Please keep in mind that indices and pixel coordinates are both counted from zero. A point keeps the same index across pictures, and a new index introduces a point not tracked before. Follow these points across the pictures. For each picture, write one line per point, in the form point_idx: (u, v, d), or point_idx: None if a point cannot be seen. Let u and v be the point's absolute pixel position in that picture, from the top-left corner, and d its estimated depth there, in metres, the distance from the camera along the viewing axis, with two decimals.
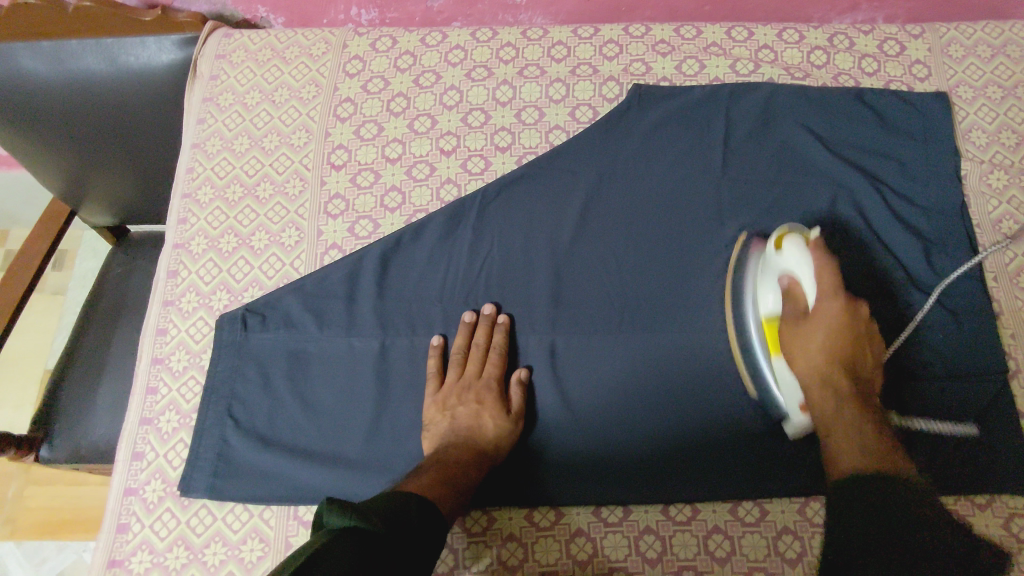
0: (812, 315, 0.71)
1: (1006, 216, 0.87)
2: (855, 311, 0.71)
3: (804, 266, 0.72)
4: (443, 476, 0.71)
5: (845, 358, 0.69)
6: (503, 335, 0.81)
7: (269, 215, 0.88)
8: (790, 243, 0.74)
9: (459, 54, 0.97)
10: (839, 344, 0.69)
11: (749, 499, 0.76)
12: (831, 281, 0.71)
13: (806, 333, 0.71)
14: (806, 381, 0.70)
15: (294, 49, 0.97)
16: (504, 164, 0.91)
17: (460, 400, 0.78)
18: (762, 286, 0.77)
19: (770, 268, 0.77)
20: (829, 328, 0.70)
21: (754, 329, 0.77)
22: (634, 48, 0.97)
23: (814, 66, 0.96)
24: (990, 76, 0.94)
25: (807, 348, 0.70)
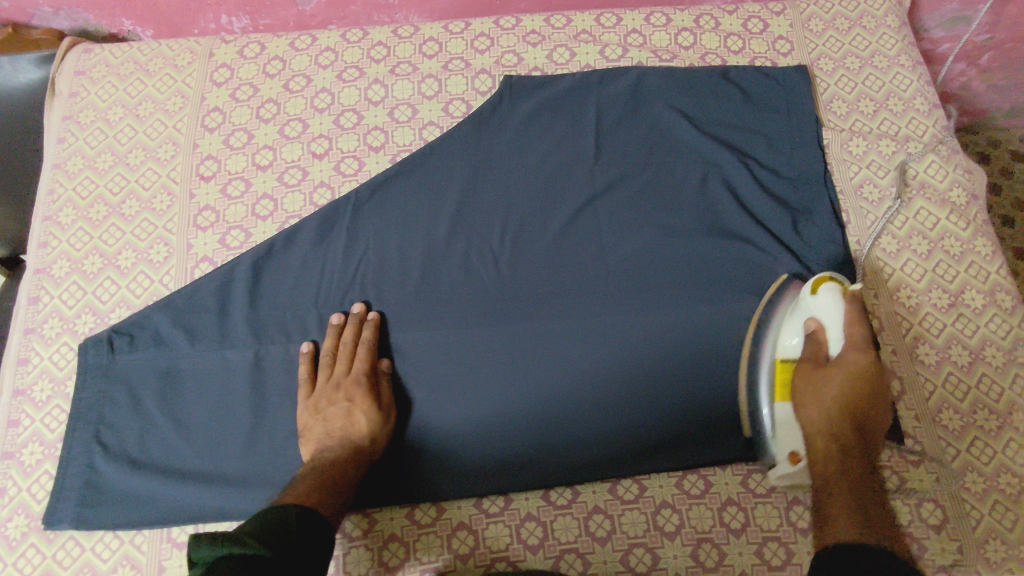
0: (833, 363, 0.72)
1: (866, 181, 0.90)
2: (875, 369, 0.72)
3: (836, 315, 0.73)
4: (321, 479, 0.69)
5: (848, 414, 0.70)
6: (372, 330, 0.80)
7: (135, 233, 0.86)
8: (827, 291, 0.74)
9: (330, 56, 0.96)
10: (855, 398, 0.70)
11: (625, 477, 0.77)
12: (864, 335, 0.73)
13: (819, 380, 0.72)
14: (812, 429, 0.71)
15: (157, 60, 0.95)
16: (378, 164, 0.90)
17: (331, 400, 0.76)
18: (786, 330, 0.77)
19: (797, 313, 0.77)
20: (851, 381, 0.71)
21: (765, 369, 0.78)
22: (505, 39, 0.97)
23: (681, 48, 0.97)
24: (848, 48, 0.98)
25: (817, 396, 0.71)
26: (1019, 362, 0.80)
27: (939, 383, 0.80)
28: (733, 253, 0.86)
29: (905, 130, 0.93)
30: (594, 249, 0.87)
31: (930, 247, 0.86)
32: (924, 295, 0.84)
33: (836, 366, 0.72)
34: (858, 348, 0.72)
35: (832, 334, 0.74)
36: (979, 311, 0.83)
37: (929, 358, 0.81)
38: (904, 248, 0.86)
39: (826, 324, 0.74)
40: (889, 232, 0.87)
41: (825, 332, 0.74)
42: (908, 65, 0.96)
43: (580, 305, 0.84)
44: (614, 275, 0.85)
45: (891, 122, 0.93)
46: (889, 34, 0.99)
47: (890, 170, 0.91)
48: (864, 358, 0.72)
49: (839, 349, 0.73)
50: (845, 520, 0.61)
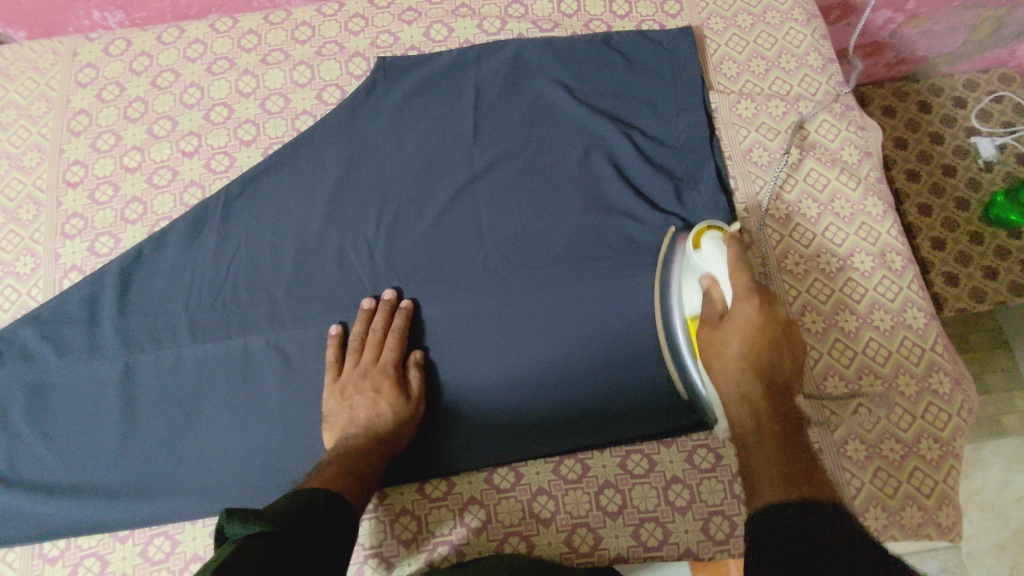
0: (728, 319, 0.65)
1: (756, 145, 0.86)
2: (776, 313, 0.64)
3: (717, 263, 0.68)
4: (344, 466, 0.69)
5: (759, 369, 0.63)
6: (403, 319, 0.78)
7: (1, 245, 0.84)
8: (709, 240, 0.69)
9: (199, 49, 0.92)
10: (756, 352, 0.63)
11: (503, 465, 0.76)
12: (749, 283, 0.64)
13: (724, 337, 0.65)
14: (733, 388, 0.64)
15: (19, 63, 0.92)
16: (250, 158, 0.87)
17: (357, 388, 0.75)
18: (687, 285, 0.73)
19: (691, 268, 0.73)
20: (750, 336, 0.63)
21: (682, 325, 0.74)
22: (380, 19, 0.93)
23: (564, 16, 0.93)
24: (739, 5, 0.93)
25: (724, 353, 0.65)
26: (908, 325, 0.77)
27: (824, 351, 0.77)
28: (614, 229, 0.82)
29: (797, 89, 0.89)
30: (472, 234, 0.84)
31: (820, 212, 0.83)
32: (813, 261, 0.81)
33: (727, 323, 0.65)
34: (749, 297, 0.63)
35: (721, 284, 0.67)
36: (868, 274, 0.80)
37: (816, 327, 0.78)
38: (793, 213, 0.83)
39: (714, 276, 0.68)
40: (778, 197, 0.84)
41: (718, 287, 0.68)
42: (802, 20, 0.92)
43: (461, 292, 0.81)
44: (493, 259, 0.83)
45: (783, 81, 0.89)
46: None
47: (781, 132, 0.87)
48: (773, 308, 0.64)
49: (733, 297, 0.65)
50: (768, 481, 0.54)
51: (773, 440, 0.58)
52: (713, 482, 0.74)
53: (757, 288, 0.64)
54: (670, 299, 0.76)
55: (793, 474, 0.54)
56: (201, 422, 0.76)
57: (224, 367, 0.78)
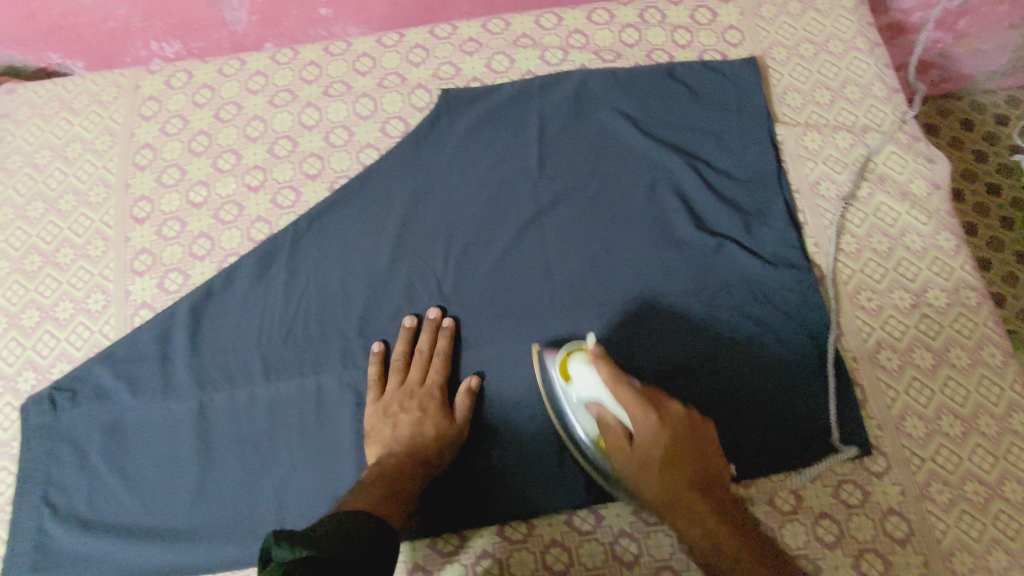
0: (638, 448, 0.67)
1: (823, 178, 0.86)
2: (676, 428, 0.67)
3: (599, 389, 0.69)
4: (388, 485, 0.69)
5: (690, 484, 0.65)
6: (447, 340, 0.80)
7: (71, 282, 0.84)
8: (579, 366, 0.71)
9: (260, 81, 0.92)
10: (681, 469, 0.66)
11: (583, 507, 0.75)
12: (636, 405, 0.66)
13: (644, 471, 0.67)
14: (664, 494, 0.66)
15: (83, 97, 0.92)
16: (316, 193, 0.87)
17: (402, 406, 0.76)
18: (579, 412, 0.73)
19: (572, 397, 0.73)
20: (670, 467, 0.66)
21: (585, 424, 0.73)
22: (441, 50, 0.93)
23: (626, 45, 0.93)
24: (802, 33, 0.93)
25: (652, 490, 0.67)
26: (985, 363, 0.77)
27: (901, 389, 0.77)
28: (684, 263, 0.82)
29: (863, 120, 0.88)
30: (539, 268, 0.83)
31: (891, 246, 0.83)
32: (885, 297, 0.81)
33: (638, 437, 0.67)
34: (645, 412, 0.66)
35: (613, 408, 0.69)
36: (942, 310, 0.79)
37: (892, 364, 0.78)
38: (863, 246, 0.83)
39: (601, 400, 0.70)
40: (847, 231, 0.84)
41: (608, 411, 0.69)
42: (865, 48, 0.91)
43: (533, 329, 0.81)
44: (562, 294, 0.82)
45: (849, 112, 0.89)
46: (845, 16, 0.93)
47: (849, 164, 0.86)
48: (670, 416, 0.67)
49: (631, 425, 0.68)
50: None
51: (738, 546, 0.61)
52: (796, 525, 0.73)
53: (642, 398, 0.67)
54: (557, 395, 0.75)
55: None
56: (277, 461, 0.76)
57: (298, 405, 0.78)
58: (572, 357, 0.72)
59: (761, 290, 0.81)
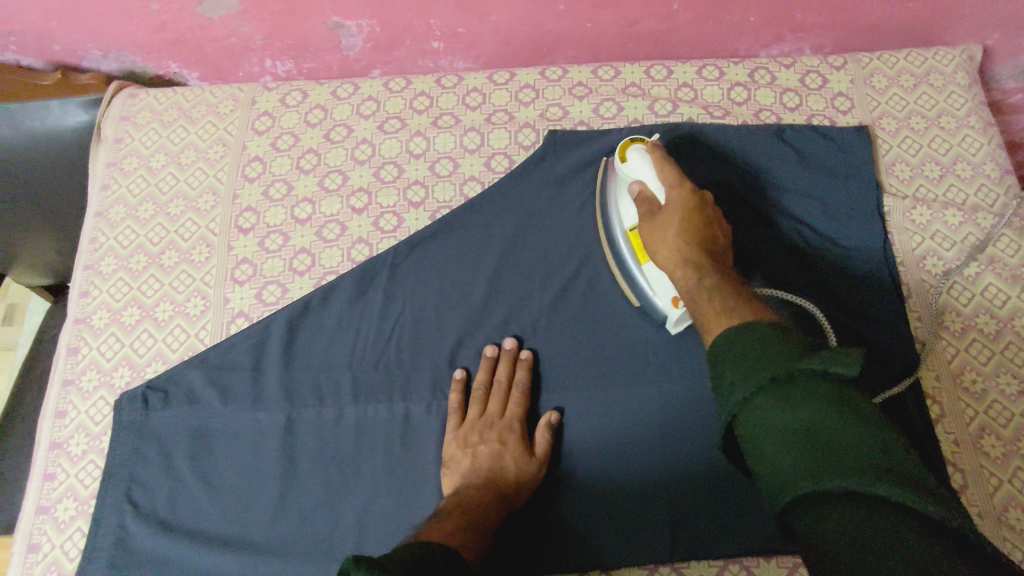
0: (663, 208, 0.72)
1: (931, 253, 0.84)
2: (704, 197, 0.72)
3: (647, 172, 0.75)
4: (464, 519, 0.69)
5: (701, 239, 0.69)
6: (526, 372, 0.79)
7: (173, 284, 0.86)
8: (636, 152, 0.77)
9: (372, 106, 0.94)
10: (692, 226, 0.69)
11: (664, 564, 0.72)
12: (673, 176, 0.73)
13: (658, 224, 0.71)
14: (672, 264, 0.69)
15: (201, 107, 0.95)
16: (418, 220, 0.88)
17: (483, 437, 0.77)
18: (622, 201, 0.79)
19: (621, 183, 0.79)
20: (683, 215, 0.70)
21: (622, 239, 0.80)
22: (550, 91, 0.95)
23: (735, 103, 0.94)
24: (913, 107, 0.93)
25: (663, 236, 0.70)
26: None
27: (1007, 480, 0.73)
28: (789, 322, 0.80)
29: (973, 198, 0.87)
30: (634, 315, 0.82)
31: (1000, 328, 0.80)
32: (992, 381, 0.78)
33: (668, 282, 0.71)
34: (681, 188, 0.72)
35: (655, 191, 0.74)
36: None
37: (996, 453, 0.75)
38: (970, 326, 0.81)
39: (647, 181, 0.75)
40: (954, 308, 0.82)
41: (648, 188, 0.75)
42: (978, 127, 0.91)
43: (625, 374, 0.79)
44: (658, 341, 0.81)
45: (959, 190, 0.88)
46: (958, 93, 0.93)
47: (957, 241, 0.85)
48: (702, 195, 0.72)
49: (663, 193, 0.73)
50: (720, 321, 0.59)
51: (717, 287, 0.63)
52: None
53: (681, 179, 0.73)
54: (613, 227, 0.81)
55: (732, 305, 0.60)
56: (360, 486, 0.76)
57: (384, 431, 0.78)
58: (633, 145, 0.78)
59: (862, 361, 0.79)
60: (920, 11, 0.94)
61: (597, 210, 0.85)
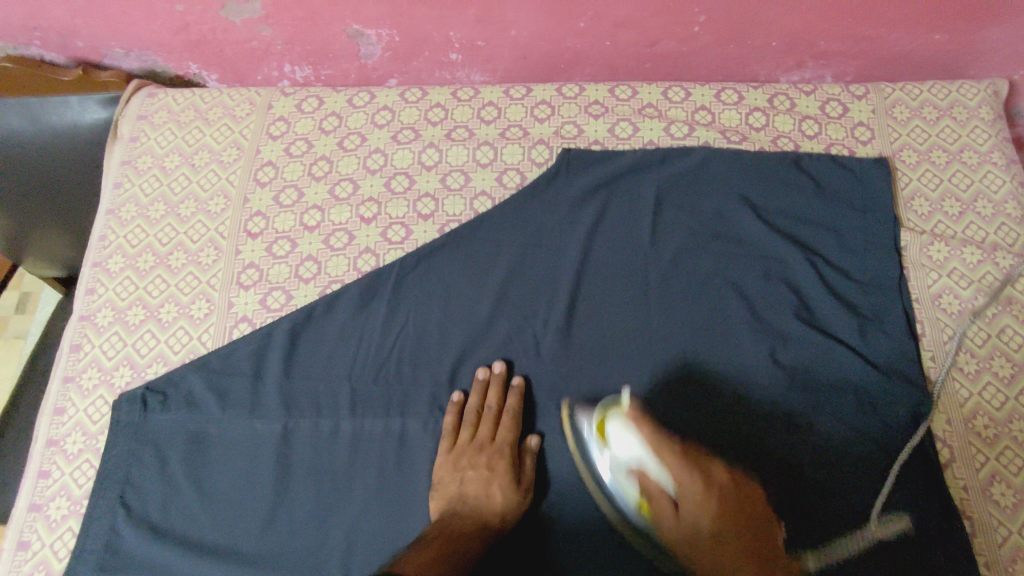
0: (680, 501, 0.64)
1: (947, 291, 0.83)
2: (711, 476, 0.65)
3: (641, 450, 0.66)
4: (447, 549, 0.65)
5: (730, 520, 0.62)
6: (517, 398, 0.78)
7: (179, 286, 0.86)
8: (617, 426, 0.69)
9: (386, 116, 0.94)
10: (722, 519, 0.62)
11: None
12: (680, 463, 0.64)
13: (680, 515, 0.64)
14: (706, 561, 0.62)
15: (216, 110, 0.95)
16: (426, 233, 0.88)
17: (471, 463, 0.75)
18: (614, 468, 0.69)
19: (610, 468, 0.70)
20: (715, 499, 0.63)
21: (614, 479, 0.70)
22: (566, 109, 0.94)
23: (752, 129, 0.93)
24: (934, 139, 0.91)
25: (673, 511, 0.64)
26: None
27: (1015, 529, 0.71)
28: (794, 359, 0.79)
29: (993, 237, 0.85)
30: (640, 341, 0.81)
31: (1014, 372, 0.78)
32: (1004, 427, 0.76)
33: (657, 485, 0.65)
34: (691, 475, 0.64)
35: (655, 475, 0.65)
36: None
37: (1006, 501, 0.73)
38: (984, 369, 0.78)
39: (645, 465, 0.66)
40: (968, 349, 0.80)
41: (650, 474, 0.66)
42: (1001, 163, 0.89)
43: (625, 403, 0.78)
44: (664, 370, 0.79)
45: (978, 227, 0.86)
46: (982, 128, 0.91)
47: (975, 280, 0.83)
48: (716, 484, 0.64)
49: (674, 491, 0.65)
50: None
51: None
52: None
53: (687, 466, 0.64)
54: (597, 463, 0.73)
55: None
56: (352, 500, 0.75)
57: (380, 445, 0.77)
58: (611, 416, 0.70)
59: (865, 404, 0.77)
60: (946, 43, 0.93)
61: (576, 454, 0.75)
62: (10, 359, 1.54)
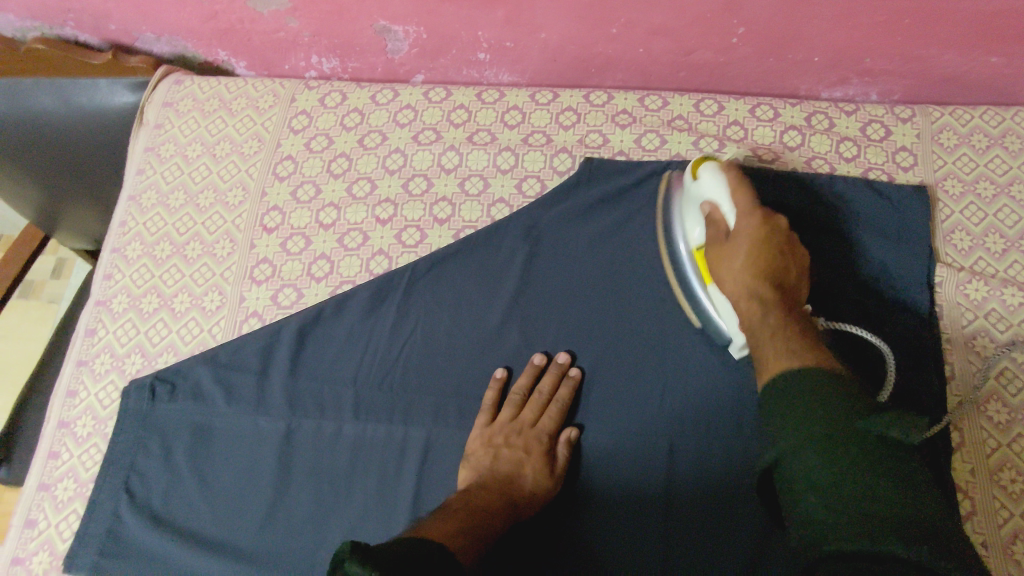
0: (731, 234, 0.69)
1: (981, 333, 0.78)
2: (777, 225, 0.68)
3: (720, 191, 0.71)
4: (469, 522, 0.66)
5: (773, 261, 0.67)
6: (570, 390, 0.77)
7: (193, 276, 0.86)
8: (708, 168, 0.73)
9: (409, 115, 0.93)
10: (764, 261, 0.67)
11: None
12: (747, 201, 0.69)
13: (728, 248, 0.69)
14: (736, 298, 0.68)
15: (241, 100, 0.95)
16: (441, 237, 0.86)
17: (507, 441, 0.75)
18: (689, 219, 0.76)
19: (692, 198, 0.75)
20: (749, 246, 0.67)
21: (688, 258, 0.78)
22: (592, 117, 0.91)
23: (786, 147, 0.89)
24: (982, 170, 0.86)
25: (732, 262, 0.68)
26: None
27: None
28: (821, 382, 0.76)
29: None
30: (655, 362, 0.79)
31: None
32: None
33: (720, 214, 0.71)
34: (754, 214, 0.68)
35: (725, 213, 0.71)
36: None
37: None
38: (1015, 420, 0.74)
39: (716, 203, 0.72)
40: (1001, 398, 0.75)
41: (719, 211, 0.71)
42: None
43: (629, 421, 0.77)
44: (672, 395, 0.77)
45: (1022, 267, 0.81)
46: None
47: (1013, 324, 0.78)
48: (774, 221, 0.68)
49: (734, 215, 0.70)
50: (787, 346, 0.61)
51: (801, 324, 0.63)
52: None
53: (755, 207, 0.69)
54: (676, 244, 0.79)
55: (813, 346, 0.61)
56: (348, 506, 0.75)
57: (381, 450, 0.77)
58: (706, 161, 0.74)
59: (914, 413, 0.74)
60: (1004, 66, 0.87)
61: (662, 243, 0.82)
62: (45, 323, 1.58)
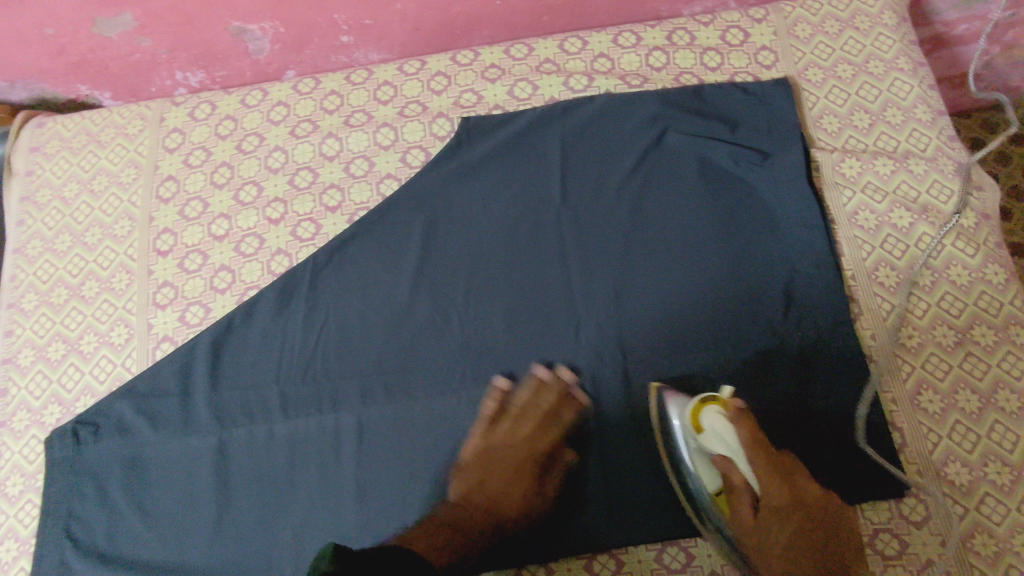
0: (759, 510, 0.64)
1: (862, 207, 0.81)
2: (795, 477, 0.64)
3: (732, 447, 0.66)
4: (449, 522, 0.67)
5: (805, 551, 0.62)
6: (557, 388, 0.75)
7: (96, 315, 0.85)
8: (715, 424, 0.68)
9: (282, 111, 0.92)
10: (795, 536, 0.62)
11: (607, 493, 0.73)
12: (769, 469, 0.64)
13: (751, 530, 0.64)
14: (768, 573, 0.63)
15: (109, 130, 0.94)
16: (336, 225, 0.87)
17: (503, 445, 0.72)
18: (701, 460, 0.69)
19: (698, 449, 0.69)
20: (789, 522, 0.63)
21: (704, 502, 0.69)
22: (463, 77, 0.92)
23: (653, 69, 0.91)
24: (839, 54, 0.89)
25: (762, 553, 0.63)
26: None
27: (944, 434, 0.71)
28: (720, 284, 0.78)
29: (905, 145, 0.84)
30: (565, 299, 0.80)
31: (935, 279, 0.77)
32: (927, 333, 0.75)
33: (739, 478, 0.65)
34: (780, 487, 0.63)
35: (742, 475, 0.65)
36: (990, 349, 0.73)
37: (934, 408, 0.72)
38: (904, 280, 0.78)
39: (734, 464, 0.66)
40: (887, 262, 0.79)
41: (735, 472, 0.66)
42: (908, 69, 0.87)
43: (549, 363, 0.78)
44: (586, 330, 0.79)
45: (890, 137, 0.85)
46: (886, 35, 0.89)
47: (889, 192, 0.82)
48: (801, 492, 0.64)
49: (759, 492, 0.64)
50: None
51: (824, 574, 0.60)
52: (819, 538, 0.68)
53: (778, 471, 0.64)
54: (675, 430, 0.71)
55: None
56: (295, 502, 0.75)
57: (317, 442, 0.77)
58: (710, 411, 0.68)
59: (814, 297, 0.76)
60: None
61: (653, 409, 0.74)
62: None
